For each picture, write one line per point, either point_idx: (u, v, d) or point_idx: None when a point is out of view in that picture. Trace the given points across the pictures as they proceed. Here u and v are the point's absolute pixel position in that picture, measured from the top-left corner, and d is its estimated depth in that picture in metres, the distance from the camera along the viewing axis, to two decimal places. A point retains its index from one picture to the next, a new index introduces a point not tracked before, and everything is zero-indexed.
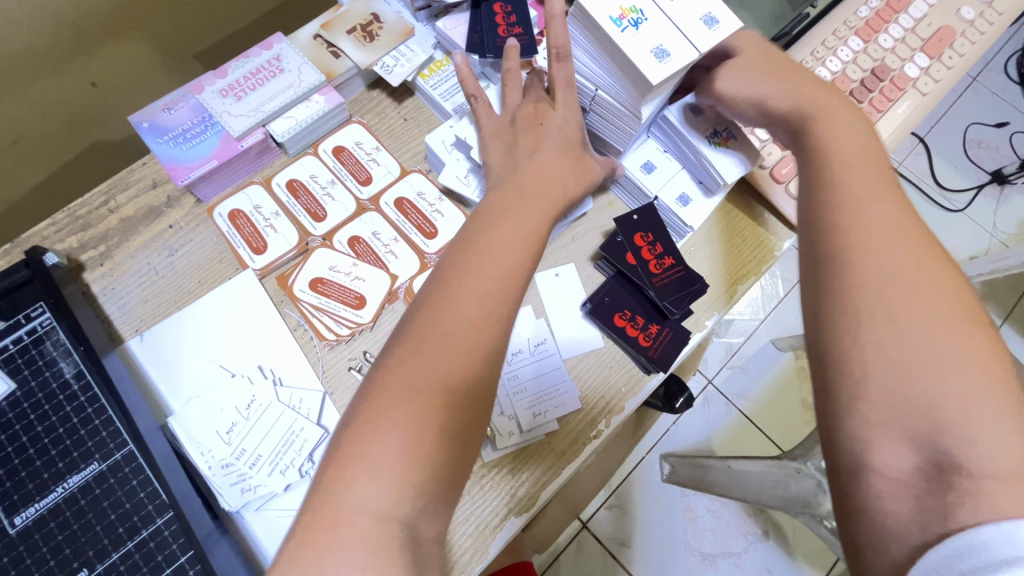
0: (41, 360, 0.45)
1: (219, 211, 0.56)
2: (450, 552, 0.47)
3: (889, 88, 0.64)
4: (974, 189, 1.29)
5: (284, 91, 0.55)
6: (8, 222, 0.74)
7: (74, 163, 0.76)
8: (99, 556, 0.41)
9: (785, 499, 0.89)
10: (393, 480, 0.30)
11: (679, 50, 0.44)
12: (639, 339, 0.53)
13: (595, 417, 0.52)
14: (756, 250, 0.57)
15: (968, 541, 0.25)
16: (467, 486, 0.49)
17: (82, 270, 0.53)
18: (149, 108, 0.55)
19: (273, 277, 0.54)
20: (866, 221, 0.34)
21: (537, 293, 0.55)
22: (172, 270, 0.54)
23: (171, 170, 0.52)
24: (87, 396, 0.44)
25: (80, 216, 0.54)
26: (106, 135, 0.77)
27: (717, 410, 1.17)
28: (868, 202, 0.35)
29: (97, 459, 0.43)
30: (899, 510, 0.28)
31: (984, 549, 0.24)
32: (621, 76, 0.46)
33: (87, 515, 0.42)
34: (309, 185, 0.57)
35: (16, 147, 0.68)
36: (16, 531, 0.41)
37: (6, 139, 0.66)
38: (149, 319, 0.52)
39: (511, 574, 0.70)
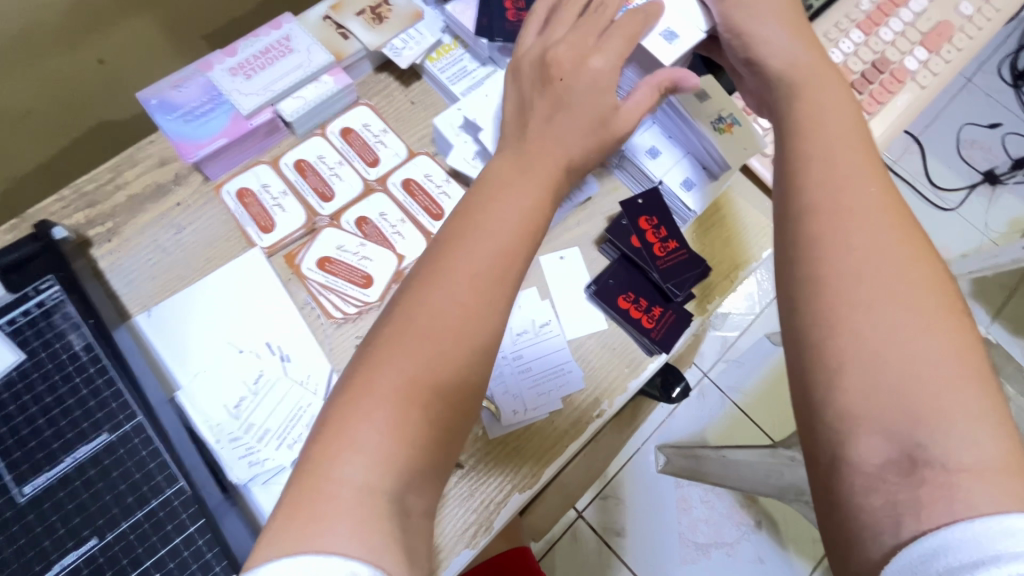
0: (51, 332, 0.45)
1: (226, 189, 0.56)
2: (453, 528, 0.48)
3: (889, 81, 0.65)
4: (966, 188, 1.31)
5: (294, 71, 0.56)
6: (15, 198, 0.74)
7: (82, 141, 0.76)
8: (109, 526, 0.42)
9: (780, 487, 0.92)
10: (367, 460, 0.29)
11: (686, 31, 0.48)
12: (643, 321, 0.54)
13: (598, 396, 0.53)
14: (738, 244, 0.58)
15: (936, 543, 0.25)
16: (473, 463, 0.50)
17: (89, 246, 0.53)
18: (158, 85, 0.55)
19: (281, 255, 0.55)
20: (865, 201, 0.33)
21: (542, 276, 0.56)
22: (180, 248, 0.54)
23: (180, 147, 0.53)
24: (98, 368, 0.45)
25: (88, 191, 0.55)
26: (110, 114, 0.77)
27: (712, 402, 1.19)
28: (868, 180, 0.34)
29: (107, 430, 0.43)
30: (856, 486, 0.28)
31: (957, 550, 0.24)
32: (635, 64, 0.50)
33: (97, 485, 0.42)
34: (317, 166, 0.58)
35: None
36: (26, 500, 0.41)
37: None
38: (157, 295, 0.53)
39: (511, 556, 0.71)
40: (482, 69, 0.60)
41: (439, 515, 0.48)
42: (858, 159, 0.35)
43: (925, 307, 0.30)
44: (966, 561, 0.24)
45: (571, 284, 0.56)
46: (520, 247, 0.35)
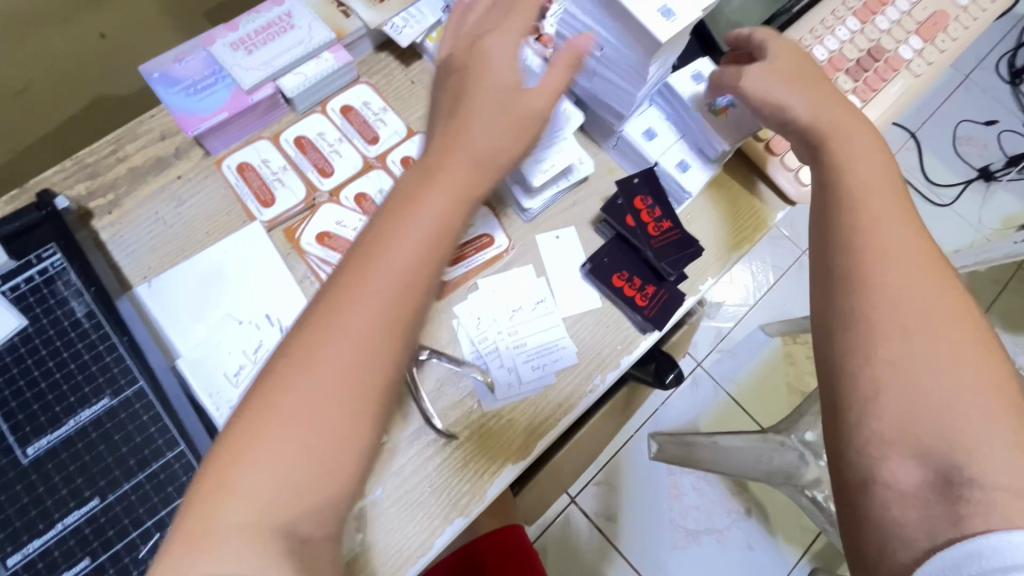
0: (52, 298, 0.46)
1: (228, 163, 0.57)
2: (449, 495, 0.49)
3: (884, 69, 0.66)
4: (961, 184, 1.33)
5: (295, 47, 0.56)
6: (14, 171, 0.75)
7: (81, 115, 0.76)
8: (111, 487, 0.42)
9: (767, 472, 0.93)
10: None
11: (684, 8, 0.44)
12: (637, 299, 0.55)
13: (592, 371, 0.54)
14: (757, 202, 0.60)
15: (972, 548, 0.28)
16: (467, 433, 0.51)
17: (90, 217, 0.54)
18: (160, 59, 0.55)
19: (281, 229, 0.55)
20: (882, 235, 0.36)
21: (539, 254, 0.57)
22: (181, 221, 0.55)
23: (182, 121, 0.53)
24: (98, 334, 0.45)
25: (89, 163, 0.55)
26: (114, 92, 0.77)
27: (705, 391, 1.20)
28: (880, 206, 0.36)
29: (108, 394, 0.44)
30: (891, 503, 0.31)
31: (991, 556, 0.27)
32: (628, 38, 0.45)
33: (98, 447, 0.43)
34: (317, 142, 0.58)
35: (22, 97, 0.69)
36: (29, 461, 0.42)
37: (13, 88, 0.68)
38: (158, 267, 0.53)
39: (502, 535, 0.72)
40: None
41: (434, 483, 0.50)
42: (877, 209, 0.37)
43: (948, 333, 0.32)
44: (998, 566, 0.27)
45: (567, 263, 0.57)
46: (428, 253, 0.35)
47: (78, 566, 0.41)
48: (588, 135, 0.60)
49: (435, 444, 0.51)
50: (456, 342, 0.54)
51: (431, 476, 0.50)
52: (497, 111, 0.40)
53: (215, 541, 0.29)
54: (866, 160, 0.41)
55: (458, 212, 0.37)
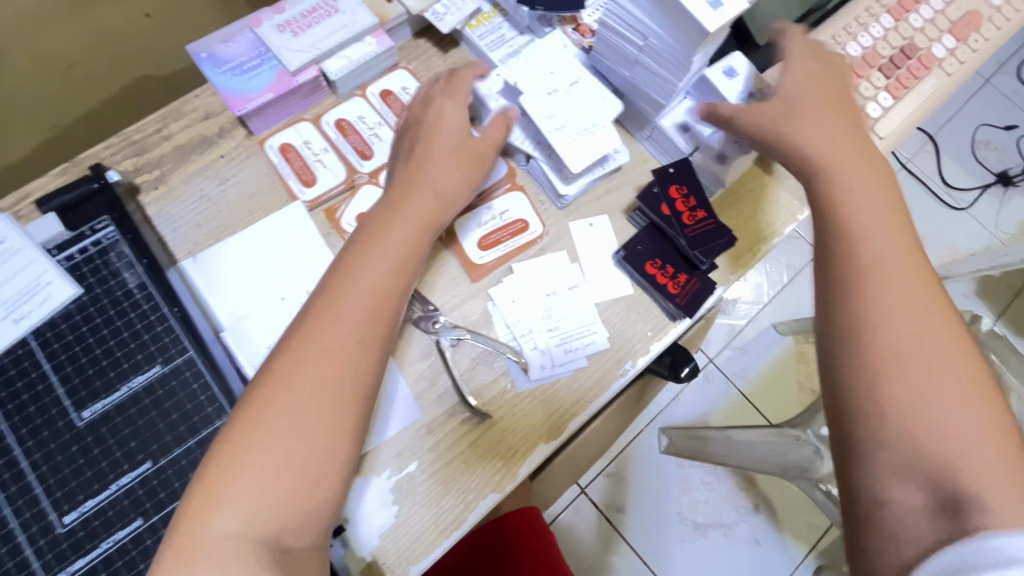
0: (106, 269, 0.48)
1: (270, 144, 0.58)
2: (484, 471, 0.51)
3: (916, 66, 0.66)
4: (979, 188, 1.33)
5: (339, 31, 0.57)
6: (57, 147, 0.77)
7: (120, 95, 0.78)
8: (163, 451, 0.44)
9: (781, 466, 0.95)
10: None
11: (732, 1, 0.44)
12: (668, 287, 0.56)
13: (622, 356, 0.55)
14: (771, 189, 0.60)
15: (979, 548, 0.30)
16: (502, 412, 0.53)
17: (137, 192, 0.55)
18: (207, 39, 0.56)
19: (322, 210, 0.56)
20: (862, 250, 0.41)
21: (572, 241, 0.58)
22: (225, 198, 0.56)
23: (229, 100, 0.54)
24: (150, 305, 0.47)
25: (136, 140, 0.56)
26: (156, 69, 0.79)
27: (717, 387, 1.21)
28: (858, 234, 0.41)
29: (160, 362, 0.46)
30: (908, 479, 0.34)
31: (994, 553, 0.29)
32: (677, 29, 0.46)
33: (150, 413, 0.45)
34: (357, 126, 0.59)
35: (70, 74, 0.71)
36: (84, 424, 0.44)
37: (61, 64, 0.69)
38: (203, 242, 0.55)
39: (519, 519, 0.74)
40: (520, 38, 0.61)
41: (469, 459, 0.51)
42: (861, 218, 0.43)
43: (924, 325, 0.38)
44: (1002, 559, 0.28)
45: (600, 250, 0.58)
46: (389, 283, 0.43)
47: (132, 525, 0.42)
48: (624, 127, 0.61)
49: (470, 422, 0.52)
50: (491, 323, 0.55)
51: (466, 452, 0.51)
52: (452, 156, 0.49)
53: (210, 545, 0.34)
54: (853, 174, 0.45)
55: (420, 239, 0.47)
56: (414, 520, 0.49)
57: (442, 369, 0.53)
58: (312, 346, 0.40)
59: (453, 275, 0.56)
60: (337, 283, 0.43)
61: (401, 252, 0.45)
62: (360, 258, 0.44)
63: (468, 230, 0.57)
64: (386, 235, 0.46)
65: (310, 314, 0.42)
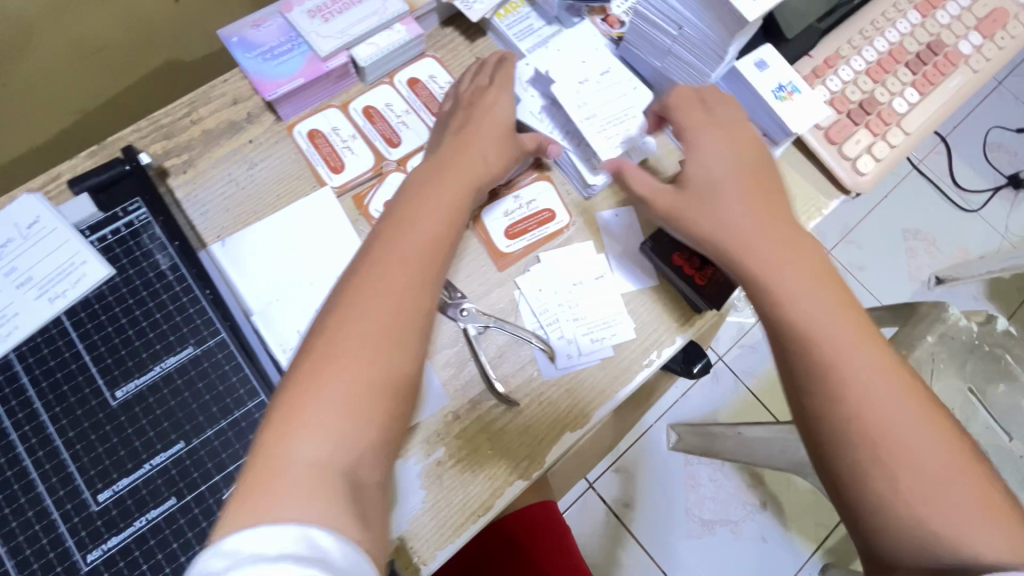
0: (138, 251, 0.48)
1: (299, 130, 0.58)
2: (511, 458, 0.51)
3: (943, 62, 0.66)
4: (990, 190, 1.32)
5: (370, 17, 0.57)
6: (83, 133, 0.80)
7: (150, 76, 0.80)
8: (195, 432, 0.44)
9: (793, 463, 0.90)
10: None
11: None
12: (695, 278, 0.54)
13: (648, 346, 0.55)
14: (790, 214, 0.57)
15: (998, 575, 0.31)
16: (528, 400, 0.53)
17: (165, 175, 0.55)
18: (238, 24, 0.57)
19: (350, 196, 0.57)
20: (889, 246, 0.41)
21: (598, 231, 0.58)
22: (253, 182, 0.56)
23: (259, 85, 0.54)
24: (183, 286, 0.47)
25: (164, 124, 0.56)
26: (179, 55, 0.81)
27: (726, 384, 1.22)
28: None
29: (192, 344, 0.46)
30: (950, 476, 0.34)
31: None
32: (715, 17, 0.46)
33: (183, 394, 0.45)
34: (385, 113, 0.59)
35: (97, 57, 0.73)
36: (118, 403, 0.44)
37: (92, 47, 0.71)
38: (231, 227, 0.55)
39: (534, 514, 0.74)
40: (549, 28, 0.61)
41: (496, 446, 0.51)
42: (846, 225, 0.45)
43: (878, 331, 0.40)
44: None
45: (626, 240, 0.58)
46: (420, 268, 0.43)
47: (165, 504, 0.42)
48: None
49: (497, 409, 0.52)
50: (517, 311, 0.55)
51: (492, 439, 0.51)
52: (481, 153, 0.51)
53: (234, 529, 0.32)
54: None
55: (454, 228, 0.47)
56: (444, 506, 0.50)
57: (469, 356, 0.53)
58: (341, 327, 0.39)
59: (480, 264, 0.56)
60: (367, 264, 0.43)
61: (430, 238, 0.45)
62: (391, 244, 0.44)
63: (495, 218, 0.57)
64: (418, 221, 0.46)
65: (341, 295, 0.41)
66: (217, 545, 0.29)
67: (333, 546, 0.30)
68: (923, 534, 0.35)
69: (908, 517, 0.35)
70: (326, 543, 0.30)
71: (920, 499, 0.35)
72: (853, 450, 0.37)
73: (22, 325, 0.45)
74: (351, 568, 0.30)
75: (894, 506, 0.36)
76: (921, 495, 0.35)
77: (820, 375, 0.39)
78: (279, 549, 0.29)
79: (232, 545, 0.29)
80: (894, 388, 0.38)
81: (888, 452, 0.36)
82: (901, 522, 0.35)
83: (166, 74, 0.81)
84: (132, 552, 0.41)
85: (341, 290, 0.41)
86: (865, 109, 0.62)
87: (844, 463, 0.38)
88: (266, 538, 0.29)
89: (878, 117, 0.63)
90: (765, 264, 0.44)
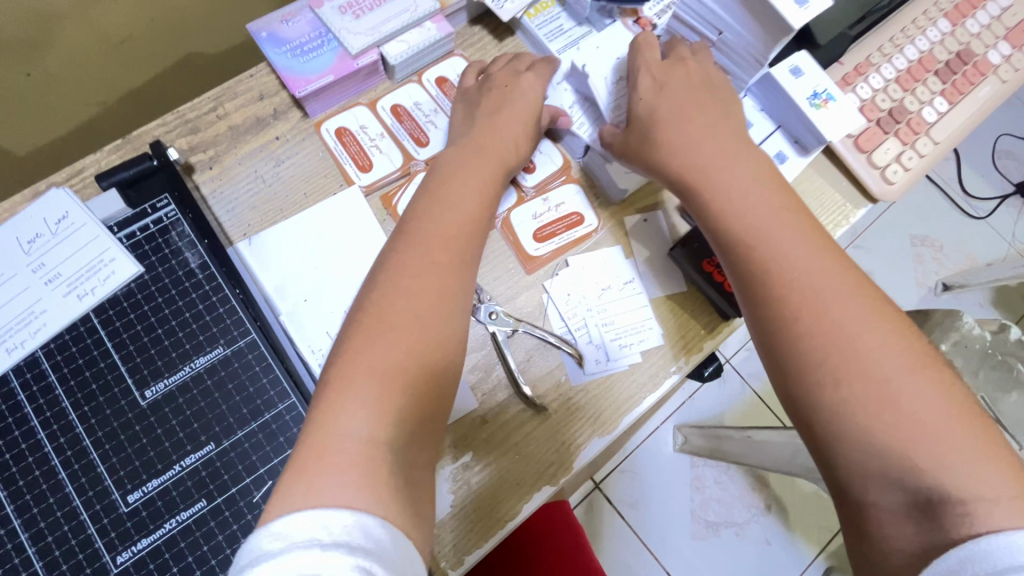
0: (167, 248, 0.47)
1: (326, 127, 0.57)
2: (538, 463, 0.51)
3: (972, 72, 0.65)
4: (999, 198, 1.32)
5: (401, 15, 0.56)
6: (104, 124, 0.84)
7: (172, 70, 0.85)
8: (225, 433, 0.44)
9: (806, 469, 0.86)
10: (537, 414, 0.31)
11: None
12: (724, 285, 0.53)
13: (675, 354, 0.55)
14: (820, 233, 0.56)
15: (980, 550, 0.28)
16: (556, 404, 0.53)
17: (191, 171, 0.54)
18: (267, 19, 0.56)
19: (378, 195, 0.56)
20: None
21: (627, 235, 0.58)
22: (280, 180, 0.55)
23: (289, 81, 0.54)
24: (212, 285, 0.47)
25: (190, 119, 0.56)
26: (196, 46, 0.85)
27: (731, 387, 1.21)
28: None
29: (222, 344, 0.46)
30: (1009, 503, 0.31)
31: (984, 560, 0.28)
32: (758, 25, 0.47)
33: (213, 395, 0.44)
34: (413, 112, 0.58)
35: (123, 46, 0.77)
36: (147, 403, 0.44)
37: (119, 37, 0.75)
38: (257, 225, 0.54)
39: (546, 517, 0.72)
40: (579, 30, 0.60)
41: (523, 450, 0.51)
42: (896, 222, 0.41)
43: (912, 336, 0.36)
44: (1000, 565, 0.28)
45: (654, 246, 0.57)
46: (451, 271, 0.42)
47: (196, 507, 0.42)
48: None
49: (525, 413, 0.52)
50: (545, 315, 0.55)
51: (519, 443, 0.51)
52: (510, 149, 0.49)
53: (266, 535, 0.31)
54: None
55: (480, 225, 0.46)
56: (473, 509, 0.49)
57: (497, 360, 0.53)
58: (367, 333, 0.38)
59: (509, 266, 0.56)
60: (396, 260, 0.41)
61: (460, 239, 0.44)
62: (420, 243, 0.42)
63: (524, 221, 0.57)
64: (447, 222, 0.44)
65: (371, 298, 0.40)
66: (272, 524, 0.30)
67: (385, 534, 0.30)
68: (890, 471, 0.32)
69: (868, 450, 0.33)
70: (374, 527, 0.30)
71: (893, 438, 0.32)
72: (817, 378, 0.35)
73: (50, 324, 0.44)
74: (403, 556, 0.30)
75: (866, 440, 0.33)
76: (898, 433, 0.32)
77: (788, 316, 0.38)
78: (333, 536, 0.29)
79: (287, 527, 0.29)
80: (877, 326, 0.36)
81: (862, 385, 0.34)
82: (874, 462, 0.33)
83: (182, 68, 0.86)
84: (162, 555, 0.41)
85: (372, 291, 0.40)
86: (894, 117, 0.62)
87: (807, 392, 0.36)
88: (321, 522, 0.29)
89: (907, 126, 0.62)
90: (778, 255, 0.40)
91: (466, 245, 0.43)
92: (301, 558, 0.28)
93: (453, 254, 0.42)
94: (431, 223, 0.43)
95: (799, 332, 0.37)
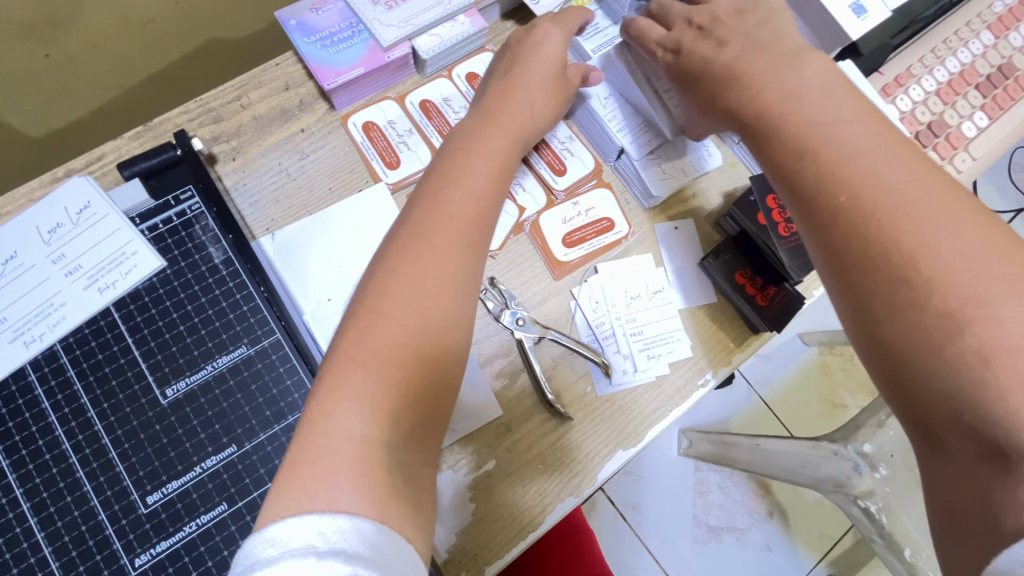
0: (190, 242, 0.46)
1: (353, 121, 0.55)
2: (562, 473, 0.50)
3: (1013, 87, 0.64)
4: (1013, 212, 1.31)
5: (433, 7, 0.54)
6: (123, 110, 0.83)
7: (196, 54, 0.84)
8: (247, 436, 0.43)
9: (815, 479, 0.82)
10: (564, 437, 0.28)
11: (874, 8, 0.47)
12: (756, 298, 0.52)
13: (703, 366, 0.54)
14: None
15: None
16: (581, 414, 0.52)
17: (215, 162, 0.53)
18: (296, 7, 0.55)
19: (404, 194, 0.55)
20: None
21: (658, 243, 0.56)
22: (304, 174, 0.54)
23: (318, 72, 0.52)
24: (235, 282, 0.45)
25: (213, 107, 0.54)
26: (217, 34, 0.83)
27: (739, 394, 1.19)
28: None
29: (245, 343, 0.44)
30: None
31: None
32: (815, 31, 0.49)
33: (235, 395, 0.43)
34: (442, 108, 0.57)
35: (142, 31, 0.75)
36: (168, 402, 0.42)
37: (137, 21, 0.73)
38: (281, 220, 0.52)
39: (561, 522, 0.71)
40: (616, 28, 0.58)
41: (547, 459, 0.50)
42: None
43: None
44: None
45: (685, 254, 0.56)
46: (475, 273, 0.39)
47: (216, 509, 0.41)
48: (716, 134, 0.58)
49: (548, 421, 0.51)
50: (571, 322, 0.54)
51: (543, 453, 0.50)
52: None
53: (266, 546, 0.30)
54: None
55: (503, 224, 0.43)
56: (490, 515, 0.48)
57: (522, 366, 0.52)
58: (385, 337, 0.35)
59: (537, 270, 0.54)
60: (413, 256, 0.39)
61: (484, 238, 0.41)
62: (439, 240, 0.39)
63: (553, 225, 0.56)
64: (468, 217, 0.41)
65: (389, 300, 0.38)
66: (265, 530, 0.28)
67: (386, 541, 0.29)
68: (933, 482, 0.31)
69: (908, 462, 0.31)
70: (371, 535, 0.28)
71: None
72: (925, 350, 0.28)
73: (70, 317, 0.43)
74: (405, 564, 0.29)
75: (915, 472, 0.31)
76: None
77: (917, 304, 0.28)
78: (329, 542, 0.27)
79: (283, 533, 0.28)
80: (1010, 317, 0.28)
81: None
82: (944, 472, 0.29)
83: (209, 53, 0.84)
84: (181, 558, 0.40)
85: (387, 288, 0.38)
86: (933, 132, 0.60)
87: (924, 381, 0.28)
88: (316, 528, 0.28)
89: (946, 140, 0.61)
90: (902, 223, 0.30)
91: (474, 232, 0.40)
92: (295, 567, 0.26)
93: (477, 253, 0.40)
94: (449, 214, 0.40)
95: (910, 312, 0.29)
